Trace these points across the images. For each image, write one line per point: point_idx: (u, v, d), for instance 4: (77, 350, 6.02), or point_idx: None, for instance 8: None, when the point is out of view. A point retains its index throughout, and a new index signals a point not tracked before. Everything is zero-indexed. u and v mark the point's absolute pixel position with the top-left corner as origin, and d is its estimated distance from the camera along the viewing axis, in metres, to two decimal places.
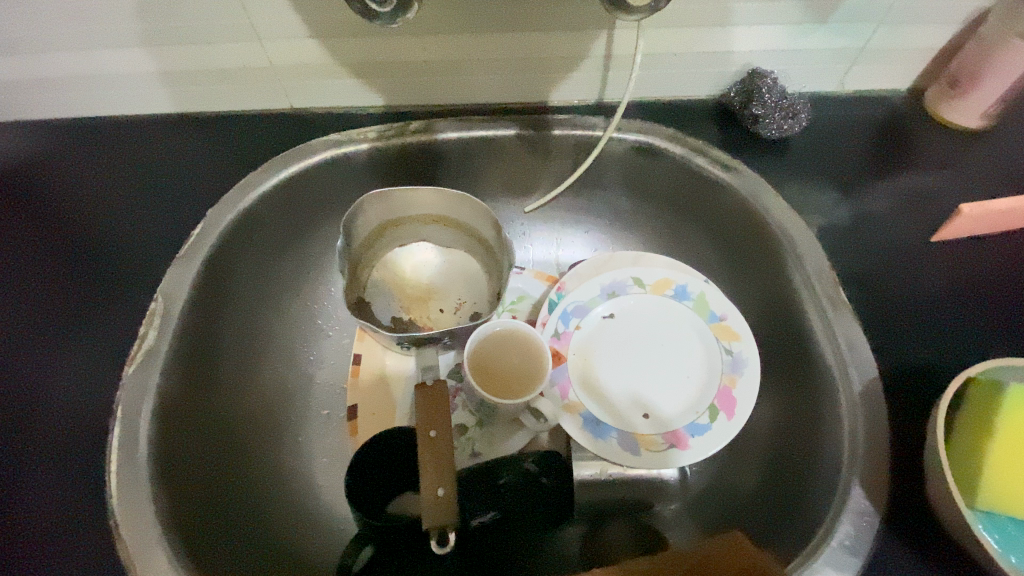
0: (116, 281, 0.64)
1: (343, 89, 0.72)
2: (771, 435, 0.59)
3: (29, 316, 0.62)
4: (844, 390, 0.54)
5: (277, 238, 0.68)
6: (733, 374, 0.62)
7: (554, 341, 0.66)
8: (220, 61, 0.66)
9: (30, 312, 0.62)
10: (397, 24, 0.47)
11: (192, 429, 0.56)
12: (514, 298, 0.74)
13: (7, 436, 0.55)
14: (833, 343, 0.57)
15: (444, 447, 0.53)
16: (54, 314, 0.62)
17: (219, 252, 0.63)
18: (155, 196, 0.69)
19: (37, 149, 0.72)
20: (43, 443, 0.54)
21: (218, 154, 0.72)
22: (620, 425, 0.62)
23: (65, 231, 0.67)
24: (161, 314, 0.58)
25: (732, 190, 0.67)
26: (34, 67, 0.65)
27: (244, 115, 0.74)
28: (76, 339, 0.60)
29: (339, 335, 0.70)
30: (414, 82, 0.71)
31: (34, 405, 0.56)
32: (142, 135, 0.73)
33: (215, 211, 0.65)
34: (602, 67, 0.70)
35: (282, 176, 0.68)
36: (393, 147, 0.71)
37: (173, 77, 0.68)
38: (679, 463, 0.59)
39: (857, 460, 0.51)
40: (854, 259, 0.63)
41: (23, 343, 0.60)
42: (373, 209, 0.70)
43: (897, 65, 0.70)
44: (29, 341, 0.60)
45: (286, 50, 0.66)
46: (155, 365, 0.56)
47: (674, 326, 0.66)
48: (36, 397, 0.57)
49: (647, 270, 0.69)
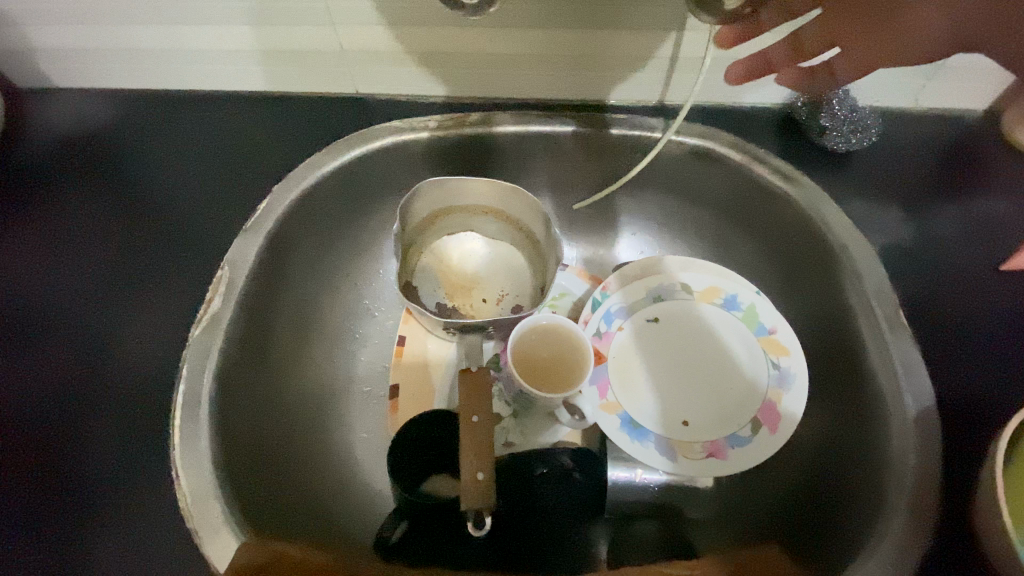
0: (187, 247, 0.67)
1: (407, 77, 0.73)
2: (813, 454, 0.58)
3: (106, 274, 0.66)
4: (897, 416, 0.53)
5: (334, 217, 0.70)
6: (778, 389, 0.61)
7: (596, 340, 0.67)
8: (294, 43, 0.69)
9: (107, 270, 0.66)
10: (477, 16, 0.47)
11: (248, 394, 0.59)
12: (556, 294, 0.74)
13: (81, 383, 0.59)
14: (888, 366, 0.55)
15: (485, 433, 0.54)
16: (129, 274, 0.66)
17: (281, 226, 0.66)
18: (224, 169, 0.73)
19: (120, 116, 0.76)
20: (115, 392, 0.58)
21: (284, 132, 0.74)
22: (659, 430, 0.62)
23: (142, 196, 0.71)
24: (226, 281, 0.61)
25: (791, 202, 0.66)
26: (127, 39, 0.70)
27: (311, 97, 0.77)
28: (147, 299, 0.64)
29: (385, 316, 0.72)
30: (478, 74, 0.72)
31: (109, 356, 0.60)
32: (215, 109, 0.77)
33: (281, 187, 0.67)
34: (667, 69, 0.69)
35: (344, 158, 0.70)
36: (451, 136, 0.72)
37: (248, 56, 0.71)
38: (715, 473, 0.58)
39: (909, 490, 0.49)
40: (914, 282, 0.61)
41: (100, 298, 0.64)
42: (428, 196, 0.71)
43: (979, 84, 0.66)
44: (105, 297, 0.64)
45: (358, 36, 0.68)
46: (219, 328, 0.58)
47: (719, 336, 0.66)
48: (111, 350, 0.61)
49: (695, 277, 0.68)
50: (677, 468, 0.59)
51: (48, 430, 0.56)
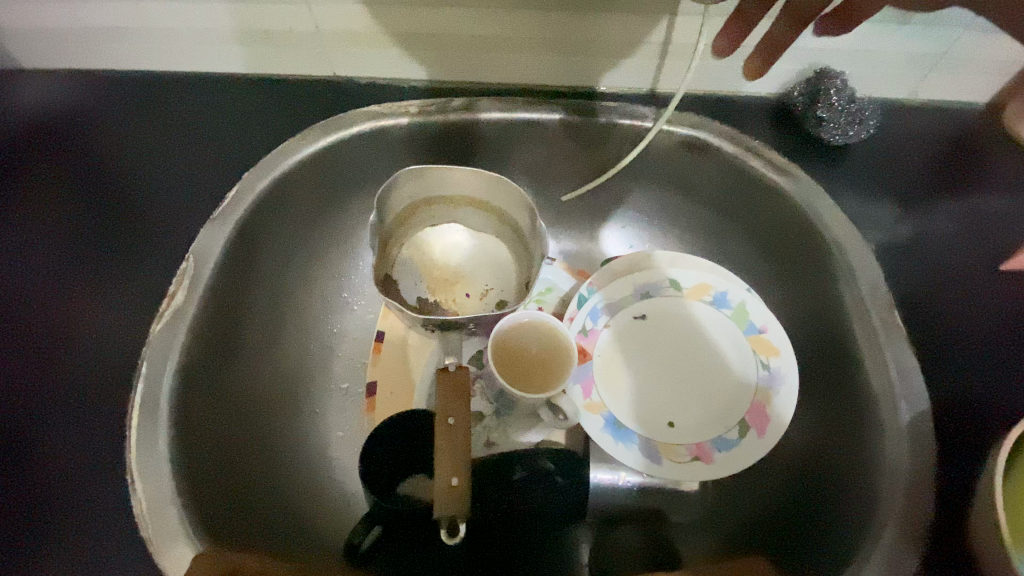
0: (152, 237, 0.64)
1: (387, 60, 0.70)
2: (802, 459, 0.56)
3: (66, 265, 0.63)
4: (889, 420, 0.51)
5: (309, 206, 0.67)
6: (768, 391, 0.59)
7: (580, 337, 0.64)
8: (266, 22, 0.65)
9: (67, 260, 0.63)
10: None
11: (213, 393, 0.56)
12: (541, 289, 0.71)
13: (36, 380, 0.56)
14: (882, 369, 0.53)
15: (461, 436, 0.52)
16: (90, 265, 0.63)
17: (252, 215, 0.63)
18: (193, 155, 0.69)
19: (84, 98, 0.73)
20: (73, 390, 0.55)
21: (257, 116, 0.71)
22: (644, 432, 0.60)
23: (106, 183, 0.68)
24: (191, 274, 0.58)
25: (785, 196, 0.63)
26: (87, 15, 0.66)
27: (287, 80, 0.73)
28: (109, 291, 0.61)
29: (363, 310, 0.69)
30: (461, 57, 0.69)
31: (68, 351, 0.58)
32: (184, 91, 0.73)
33: (251, 175, 0.64)
34: (659, 55, 0.66)
35: (320, 145, 0.67)
36: (432, 123, 0.69)
37: (218, 36, 0.68)
38: (700, 477, 0.56)
39: (898, 499, 0.48)
40: (910, 281, 0.59)
41: (60, 290, 0.61)
42: (408, 186, 0.68)
43: (979, 76, 0.64)
44: (65, 289, 0.61)
45: (334, 16, 0.64)
46: (183, 325, 0.55)
47: (708, 334, 0.64)
48: (70, 345, 0.58)
49: (684, 273, 0.66)
50: (661, 472, 0.57)
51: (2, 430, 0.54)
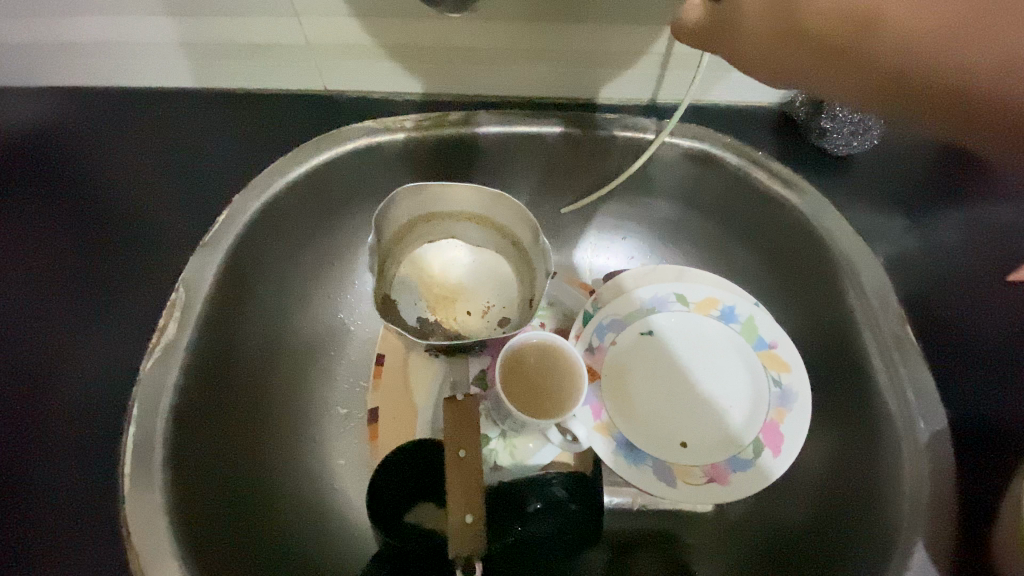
0: (139, 265, 0.61)
1: (380, 73, 0.67)
2: (821, 478, 0.55)
3: (43, 297, 0.59)
4: (909, 440, 0.51)
5: (303, 227, 0.64)
6: (781, 408, 0.58)
7: (588, 355, 0.63)
8: (253, 36, 0.63)
9: (44, 292, 0.60)
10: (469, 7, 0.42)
11: (206, 432, 0.53)
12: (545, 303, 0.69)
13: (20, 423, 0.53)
14: (899, 387, 0.53)
15: (473, 468, 0.50)
16: (71, 296, 0.59)
17: (244, 240, 0.60)
18: (177, 176, 0.66)
19: (58, 116, 0.69)
20: (61, 433, 0.53)
21: (245, 134, 0.68)
22: (656, 452, 0.58)
23: (85, 208, 0.64)
24: (182, 305, 0.55)
25: (794, 210, 0.62)
26: (58, 30, 0.62)
27: (275, 93, 0.70)
28: (93, 326, 0.58)
29: (362, 331, 0.67)
30: (457, 69, 0.67)
31: (55, 391, 0.55)
32: (165, 108, 0.69)
33: (243, 196, 0.61)
34: (660, 65, 0.65)
35: (313, 163, 0.64)
36: (430, 138, 0.67)
37: (201, 50, 0.64)
38: (717, 499, 0.55)
39: (920, 520, 0.48)
40: (919, 294, 0.58)
41: (41, 324, 0.58)
42: (406, 203, 0.66)
43: None
44: (45, 323, 0.58)
45: (324, 29, 0.62)
46: (175, 361, 0.53)
47: (717, 350, 0.63)
48: (55, 384, 0.55)
49: (691, 287, 0.65)
50: (676, 495, 0.56)
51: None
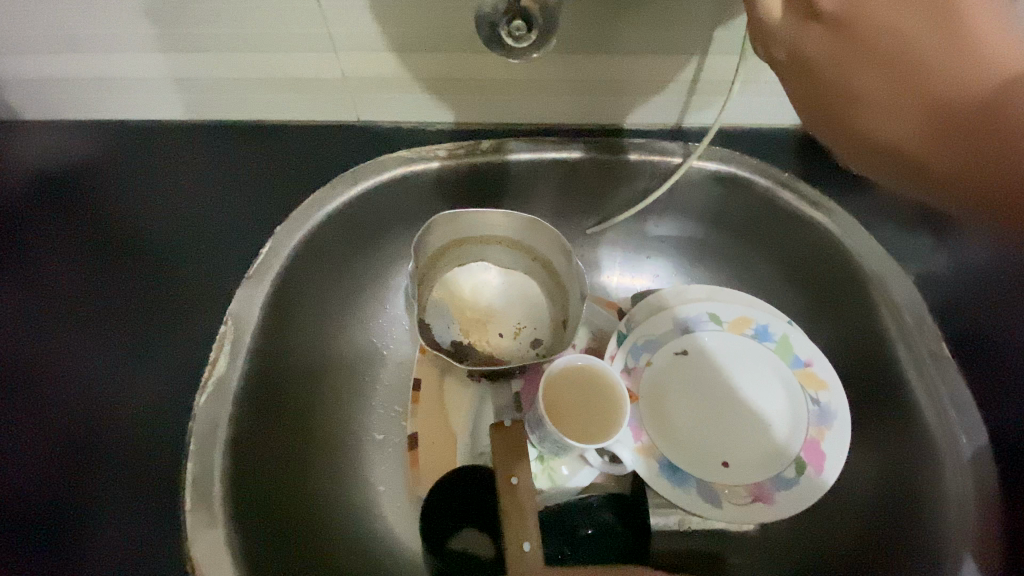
0: (181, 297, 0.61)
1: (413, 103, 0.69)
2: (867, 495, 0.56)
3: (85, 330, 0.59)
4: (951, 454, 0.53)
5: (341, 256, 0.66)
6: (820, 426, 0.59)
7: (625, 376, 0.64)
8: (291, 70, 0.64)
9: (85, 325, 0.59)
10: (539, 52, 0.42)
11: (259, 464, 0.54)
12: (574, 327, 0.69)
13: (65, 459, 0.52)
14: (938, 402, 0.55)
15: (526, 496, 0.51)
16: (111, 329, 0.59)
17: (286, 273, 0.61)
18: (215, 208, 0.67)
19: (95, 151, 0.70)
20: (107, 470, 0.52)
21: (280, 165, 0.69)
22: (699, 472, 0.59)
23: (126, 241, 0.65)
24: (231, 338, 0.56)
25: (822, 230, 0.64)
26: (101, 67, 0.63)
27: (308, 124, 0.71)
28: (135, 358, 0.58)
29: (397, 356, 0.67)
30: (489, 98, 0.68)
31: (98, 427, 0.54)
32: (200, 141, 0.70)
33: (285, 229, 0.62)
34: (687, 91, 0.66)
35: (350, 194, 0.65)
36: (462, 166, 0.69)
37: (239, 84, 0.66)
38: (766, 518, 0.55)
39: (970, 534, 0.50)
40: (952, 311, 0.60)
41: (85, 359, 0.58)
42: (442, 230, 0.67)
43: None
44: (88, 357, 0.58)
45: (361, 62, 0.63)
46: (228, 394, 0.53)
47: (753, 368, 0.64)
48: (102, 419, 0.55)
49: (723, 306, 0.66)
50: (723, 515, 0.56)
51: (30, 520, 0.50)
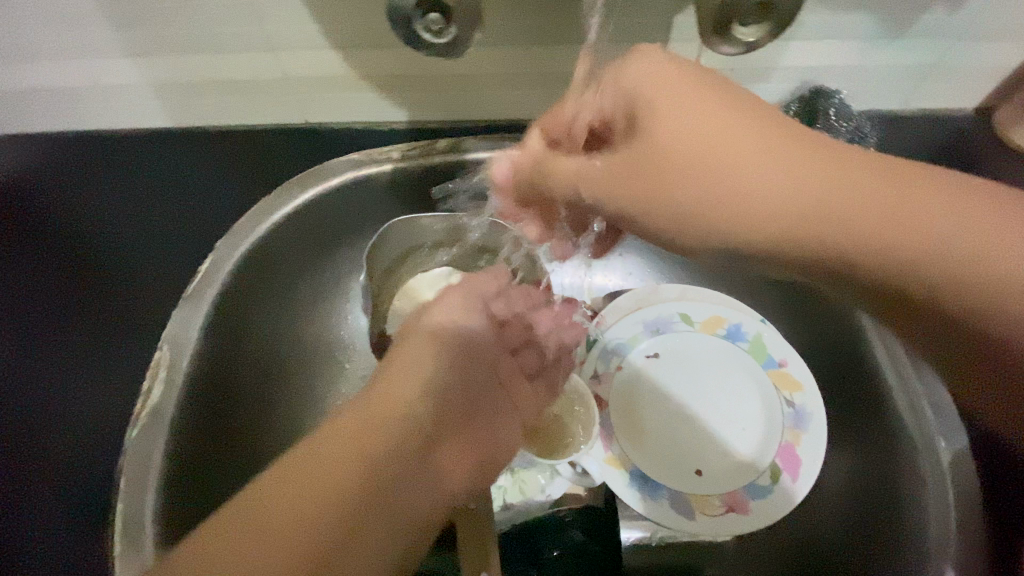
0: (135, 320, 0.60)
1: (362, 102, 0.65)
2: (843, 500, 0.53)
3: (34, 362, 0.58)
4: (929, 458, 0.51)
5: (291, 268, 0.62)
6: (796, 430, 0.57)
7: (595, 382, 0.61)
8: (228, 72, 0.60)
9: (35, 356, 0.58)
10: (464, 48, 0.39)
11: (200, 497, 0.50)
12: None
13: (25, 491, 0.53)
14: (914, 405, 0.53)
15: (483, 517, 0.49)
16: (61, 358, 0.58)
17: (230, 290, 0.57)
18: (158, 224, 0.64)
19: (26, 165, 0.66)
20: (82, 497, 0.53)
21: (225, 174, 0.65)
22: (672, 482, 0.56)
23: (71, 262, 0.62)
24: (168, 364, 0.53)
25: None
26: (22, 76, 0.59)
27: (253, 128, 0.67)
28: (87, 386, 0.57)
29: (356, 368, 0.63)
30: (442, 94, 0.64)
31: (54, 460, 0.54)
32: (138, 150, 0.66)
33: (227, 243, 0.59)
34: None
35: (298, 202, 0.62)
36: (417, 168, 0.65)
37: (174, 89, 0.62)
38: (739, 530, 0.53)
39: (949, 543, 0.48)
40: None
41: (47, 387, 0.57)
42: (397, 236, 0.63)
43: (968, 83, 0.64)
44: (41, 389, 0.57)
45: (302, 60, 0.59)
46: (164, 424, 0.50)
47: (726, 370, 0.61)
48: (68, 448, 0.55)
49: (695, 306, 0.64)
50: (696, 528, 0.54)
51: (9, 549, 0.51)
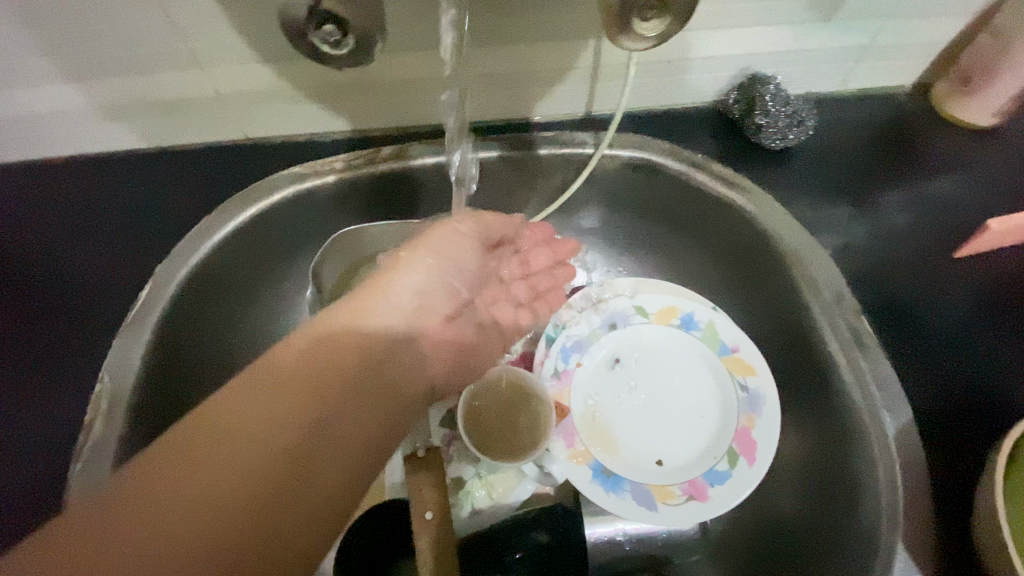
0: (76, 351, 0.58)
1: (303, 115, 0.64)
2: (798, 479, 0.55)
3: None
4: (877, 434, 0.50)
5: (238, 287, 0.62)
6: (751, 414, 0.57)
7: (555, 381, 0.61)
8: (159, 92, 0.59)
9: None
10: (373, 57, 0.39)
11: None
12: None
13: None
14: (861, 381, 0.52)
15: (441, 530, 0.48)
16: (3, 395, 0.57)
17: (172, 315, 0.56)
18: (100, 251, 0.62)
19: None
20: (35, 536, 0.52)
21: (166, 197, 0.64)
22: (633, 475, 0.57)
23: (7, 295, 0.61)
24: (109, 397, 0.52)
25: (740, 212, 0.62)
26: None
27: (193, 147, 0.66)
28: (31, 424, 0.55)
29: None
30: (383, 103, 0.64)
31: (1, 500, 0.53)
32: (73, 177, 0.65)
33: (166, 267, 0.58)
34: (590, 78, 0.64)
35: (240, 221, 0.60)
36: (362, 176, 0.64)
37: (104, 112, 0.60)
38: (700, 517, 0.54)
39: (900, 520, 0.47)
40: (874, 283, 0.58)
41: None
42: (346, 250, 0.63)
43: (902, 61, 0.65)
44: None
45: (235, 77, 0.58)
46: (107, 458, 0.50)
47: (682, 360, 0.62)
48: (8, 489, 0.53)
49: (648, 297, 0.63)
50: (659, 519, 0.54)
51: None
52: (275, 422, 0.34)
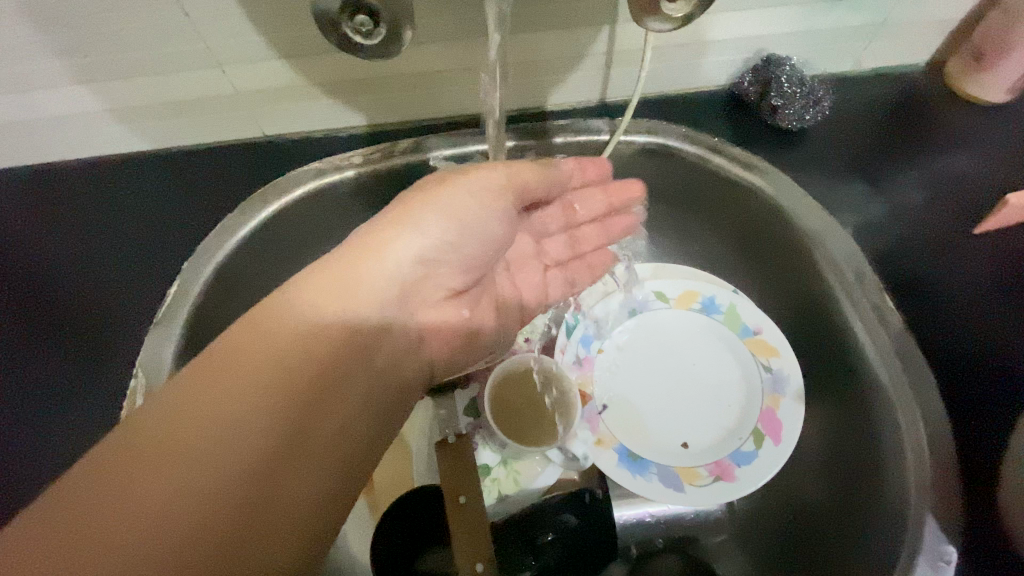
0: (107, 349, 0.59)
1: (319, 111, 0.65)
2: (822, 457, 0.55)
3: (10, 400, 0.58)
4: (904, 411, 0.51)
5: (261, 284, 0.63)
6: (776, 394, 0.58)
7: (579, 367, 0.62)
8: (178, 92, 0.59)
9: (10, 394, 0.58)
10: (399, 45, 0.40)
11: None
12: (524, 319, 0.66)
13: None
14: (884, 358, 0.53)
15: (475, 514, 0.49)
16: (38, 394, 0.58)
17: (200, 312, 0.57)
18: (124, 251, 0.63)
19: None
20: None
21: (186, 196, 0.65)
22: (659, 458, 0.57)
23: (36, 297, 0.62)
24: (143, 393, 0.53)
25: (756, 193, 0.62)
26: None
27: (211, 146, 0.67)
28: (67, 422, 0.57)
29: None
30: (398, 97, 0.64)
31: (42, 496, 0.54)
32: (94, 179, 0.66)
33: (192, 265, 0.59)
34: (604, 64, 0.64)
35: (261, 217, 0.61)
36: (380, 170, 0.64)
37: (123, 114, 0.61)
38: (728, 497, 0.54)
39: (927, 494, 0.48)
40: (894, 260, 0.58)
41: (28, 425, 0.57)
42: None
43: (918, 38, 0.65)
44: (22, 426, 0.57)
45: (252, 74, 0.59)
46: None
47: (704, 343, 0.62)
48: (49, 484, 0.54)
49: (668, 283, 0.64)
50: (686, 500, 0.55)
51: None
52: (252, 407, 0.38)
